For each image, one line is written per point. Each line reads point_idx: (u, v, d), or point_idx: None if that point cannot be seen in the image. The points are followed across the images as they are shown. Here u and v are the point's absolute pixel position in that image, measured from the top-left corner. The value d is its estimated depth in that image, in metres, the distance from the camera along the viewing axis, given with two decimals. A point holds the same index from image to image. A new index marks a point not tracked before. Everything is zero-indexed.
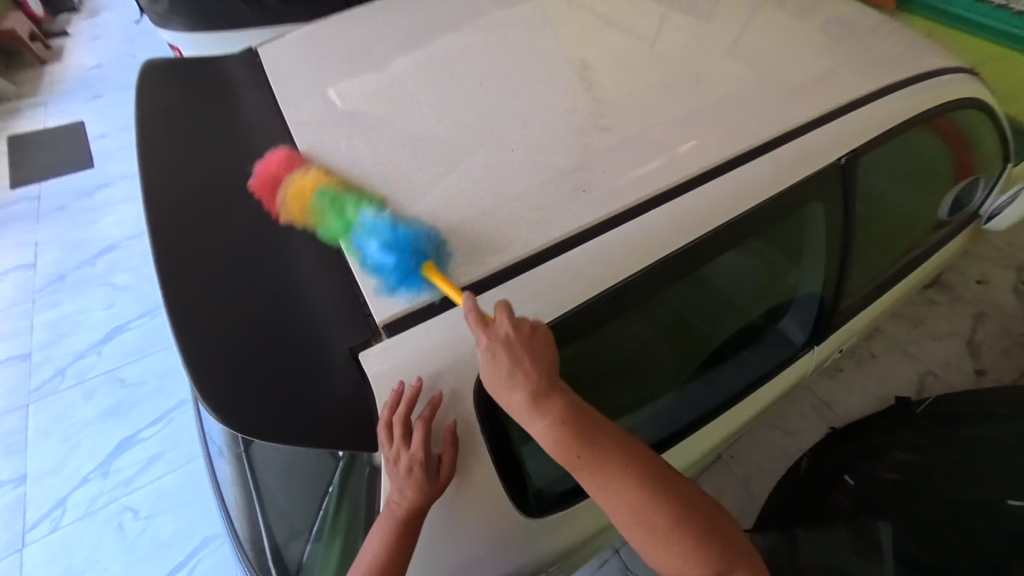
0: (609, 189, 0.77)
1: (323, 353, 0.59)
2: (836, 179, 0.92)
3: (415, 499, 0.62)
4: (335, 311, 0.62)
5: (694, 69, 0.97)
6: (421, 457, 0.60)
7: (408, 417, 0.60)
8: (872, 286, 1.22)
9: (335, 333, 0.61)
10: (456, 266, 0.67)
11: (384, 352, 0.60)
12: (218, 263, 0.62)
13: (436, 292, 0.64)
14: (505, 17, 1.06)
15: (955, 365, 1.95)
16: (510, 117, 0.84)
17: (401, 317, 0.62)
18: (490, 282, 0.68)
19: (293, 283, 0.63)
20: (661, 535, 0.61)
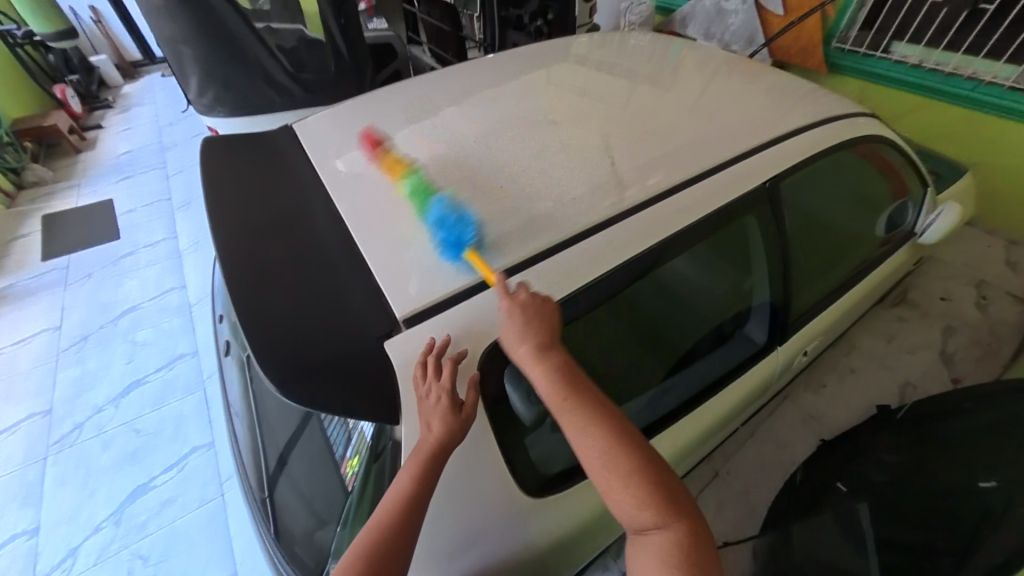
0: (577, 214, 0.97)
1: (359, 340, 0.76)
2: (765, 198, 1.13)
3: (442, 429, 0.74)
4: (366, 309, 0.79)
5: (646, 123, 1.22)
6: (449, 388, 0.74)
7: (439, 358, 0.76)
8: (820, 296, 1.40)
9: (370, 323, 0.77)
10: (457, 273, 0.85)
11: (406, 339, 0.77)
12: (272, 277, 0.78)
13: (438, 294, 0.81)
14: (490, 94, 1.33)
15: (932, 375, 2.06)
16: (495, 164, 1.06)
17: (419, 312, 0.79)
18: (483, 285, 0.84)
19: (334, 288, 0.80)
20: (619, 475, 0.71)
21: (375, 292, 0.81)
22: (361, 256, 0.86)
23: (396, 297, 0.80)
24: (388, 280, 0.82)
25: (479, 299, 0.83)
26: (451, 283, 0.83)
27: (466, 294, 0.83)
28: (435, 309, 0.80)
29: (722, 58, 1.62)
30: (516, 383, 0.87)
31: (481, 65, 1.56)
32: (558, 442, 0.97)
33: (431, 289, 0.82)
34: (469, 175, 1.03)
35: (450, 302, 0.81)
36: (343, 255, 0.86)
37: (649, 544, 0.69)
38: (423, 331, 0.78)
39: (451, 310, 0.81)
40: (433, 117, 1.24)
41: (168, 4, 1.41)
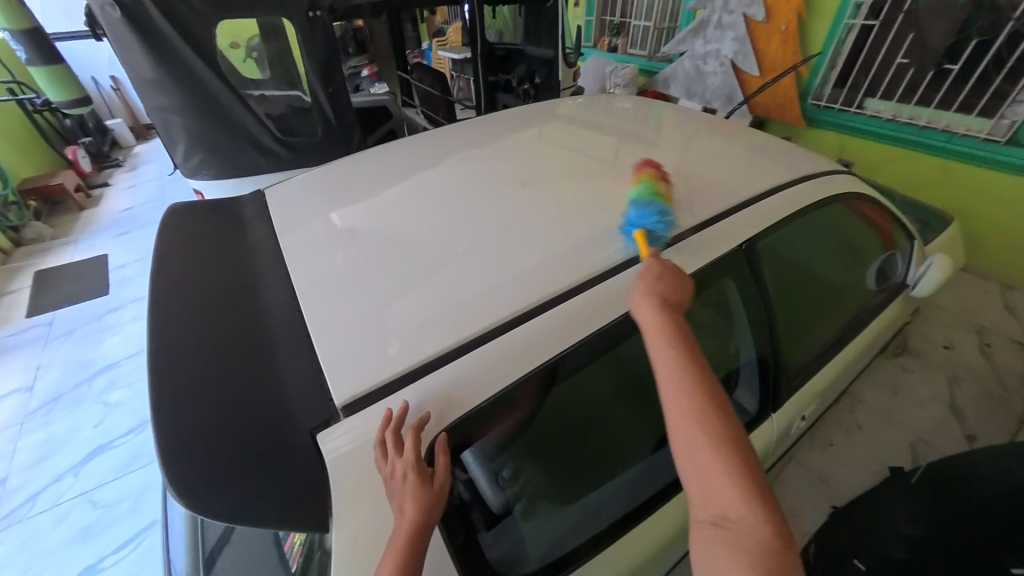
0: (548, 276, 0.90)
1: (286, 434, 0.63)
2: (742, 259, 1.09)
3: (416, 509, 0.62)
4: (304, 389, 0.66)
5: (620, 183, 1.21)
6: (415, 461, 0.64)
7: (399, 429, 0.66)
8: (810, 358, 1.34)
9: (302, 412, 0.64)
10: (415, 346, 0.75)
11: (346, 430, 0.65)
12: (202, 357, 0.69)
13: (389, 371, 0.72)
14: (466, 157, 1.34)
15: (944, 431, 1.93)
16: (463, 225, 1.03)
17: (361, 395, 0.69)
18: (439, 362, 0.75)
19: (270, 368, 0.69)
20: (700, 431, 0.65)
21: (317, 373, 0.70)
22: (307, 327, 0.76)
23: (338, 379, 0.69)
24: (331, 358, 0.72)
25: (433, 378, 0.73)
26: (402, 360, 0.73)
27: (418, 373, 0.73)
28: (383, 390, 0.70)
29: (700, 119, 1.66)
30: (481, 465, 0.82)
31: (462, 128, 1.60)
32: (532, 532, 0.89)
33: (379, 369, 0.72)
34: (436, 237, 0.99)
35: (399, 382, 0.71)
36: (287, 324, 0.76)
37: (721, 521, 0.59)
38: (376, 408, 0.68)
39: (399, 392, 0.70)
40: (408, 177, 1.23)
41: (159, 75, 1.50)
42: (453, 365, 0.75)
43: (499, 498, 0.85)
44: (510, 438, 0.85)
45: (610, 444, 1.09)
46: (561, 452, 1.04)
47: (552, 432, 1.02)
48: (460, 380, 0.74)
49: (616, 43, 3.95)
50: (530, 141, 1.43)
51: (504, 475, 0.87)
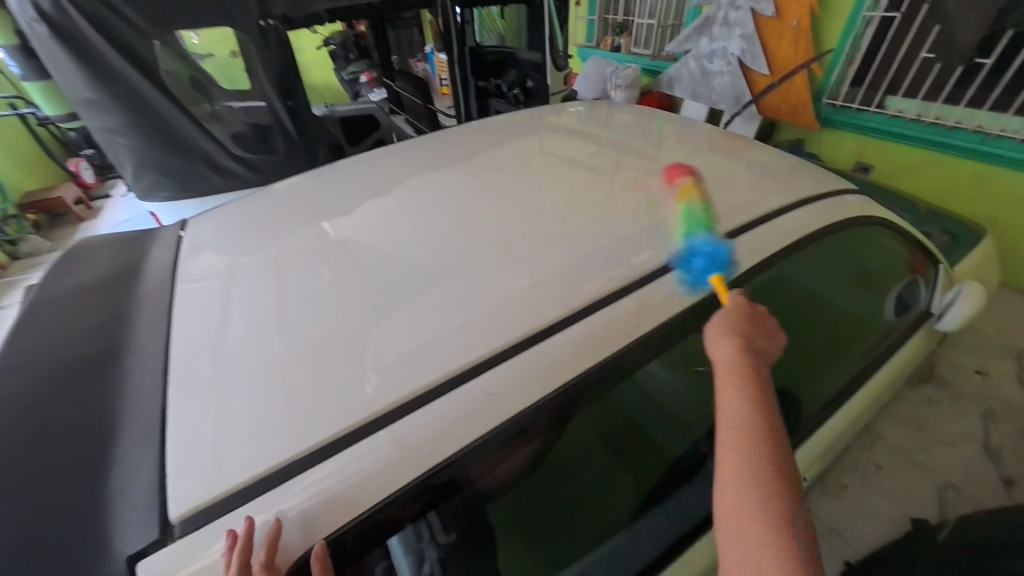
0: (481, 331, 0.75)
1: (102, 566, 0.51)
2: (717, 310, 0.91)
3: None
4: (134, 501, 0.56)
5: (590, 210, 1.04)
6: None
7: (247, 563, 0.52)
8: (821, 408, 1.17)
9: (122, 531, 0.54)
10: (286, 438, 0.60)
11: (172, 559, 0.52)
12: (34, 450, 0.60)
13: (247, 473, 0.58)
14: (418, 180, 1.17)
15: (978, 475, 1.71)
16: (387, 266, 0.87)
17: (202, 507, 0.55)
18: (312, 459, 0.60)
19: (100, 470, 0.58)
20: (744, 455, 0.65)
21: (155, 478, 0.57)
22: (162, 409, 0.64)
23: (177, 487, 0.56)
24: (179, 455, 0.59)
25: (301, 479, 0.58)
26: (264, 457, 0.59)
27: (280, 477, 0.58)
28: (238, 498, 0.56)
29: (705, 133, 1.50)
30: (404, 555, 0.69)
31: (426, 142, 1.44)
32: None
33: (235, 471, 0.58)
34: (347, 284, 0.83)
35: (253, 491, 0.57)
36: (140, 404, 0.65)
37: (752, 544, 0.59)
38: (212, 533, 0.54)
39: (248, 505, 0.56)
40: (348, 201, 1.08)
41: (98, 96, 1.49)
42: (328, 463, 0.60)
43: None
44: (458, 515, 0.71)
45: (579, 510, 0.94)
46: (558, 514, 0.91)
47: (541, 499, 0.88)
48: (337, 486, 0.59)
49: (620, 43, 3.76)
50: (497, 159, 1.27)
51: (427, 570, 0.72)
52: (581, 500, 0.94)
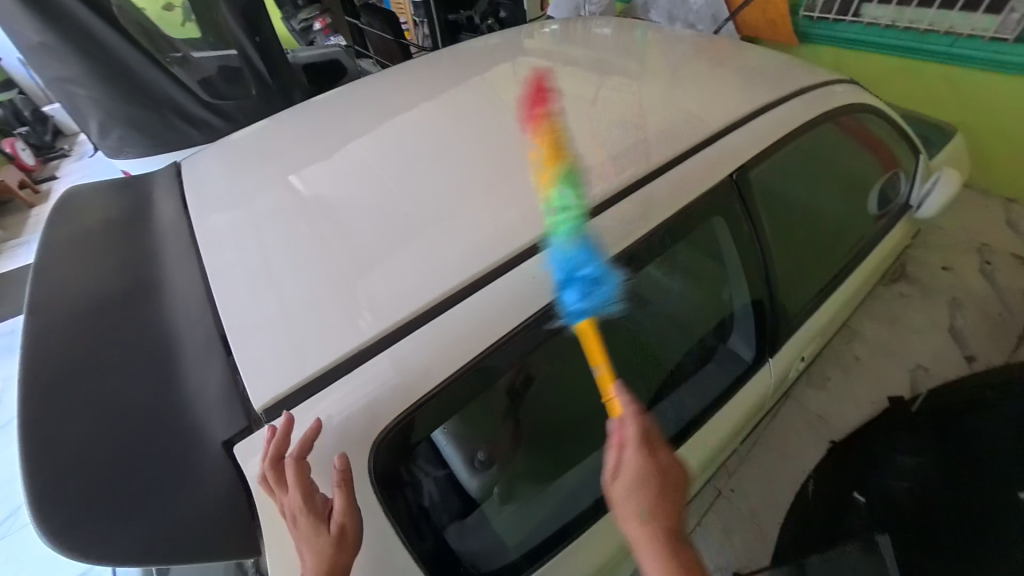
0: (506, 232, 0.82)
1: (200, 455, 0.60)
2: (732, 194, 0.98)
3: (312, 553, 0.57)
4: (217, 402, 0.63)
5: (595, 119, 1.05)
6: (300, 498, 0.57)
7: (280, 457, 0.58)
8: (815, 294, 1.25)
9: (213, 422, 0.62)
10: (354, 328, 0.68)
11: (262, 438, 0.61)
12: (101, 367, 0.64)
13: (331, 354, 0.66)
14: (412, 102, 1.15)
15: (944, 356, 1.89)
16: (411, 181, 0.90)
17: (281, 394, 0.63)
18: (374, 348, 0.68)
19: (173, 383, 0.64)
20: None
21: (229, 381, 0.64)
22: (218, 327, 0.68)
23: (253, 384, 0.63)
24: (246, 360, 0.65)
25: (364, 368, 0.66)
26: (316, 358, 0.65)
27: (345, 368, 0.66)
28: (312, 387, 0.64)
29: (690, 41, 1.47)
30: (455, 447, 0.77)
31: (413, 69, 1.37)
32: (509, 517, 0.83)
33: (302, 367, 0.65)
34: (365, 207, 0.85)
35: (325, 381, 0.65)
36: (195, 327, 0.69)
37: None
38: (294, 417, 0.62)
39: (325, 391, 0.64)
40: (346, 132, 1.06)
41: (46, 40, 1.37)
42: (386, 353, 0.67)
43: (479, 482, 0.80)
44: (495, 391, 0.77)
45: (596, 413, 0.99)
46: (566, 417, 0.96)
47: (554, 410, 0.94)
48: (403, 367, 0.67)
49: None
50: (488, 79, 1.23)
51: (481, 457, 0.81)
52: (599, 404, 1.00)
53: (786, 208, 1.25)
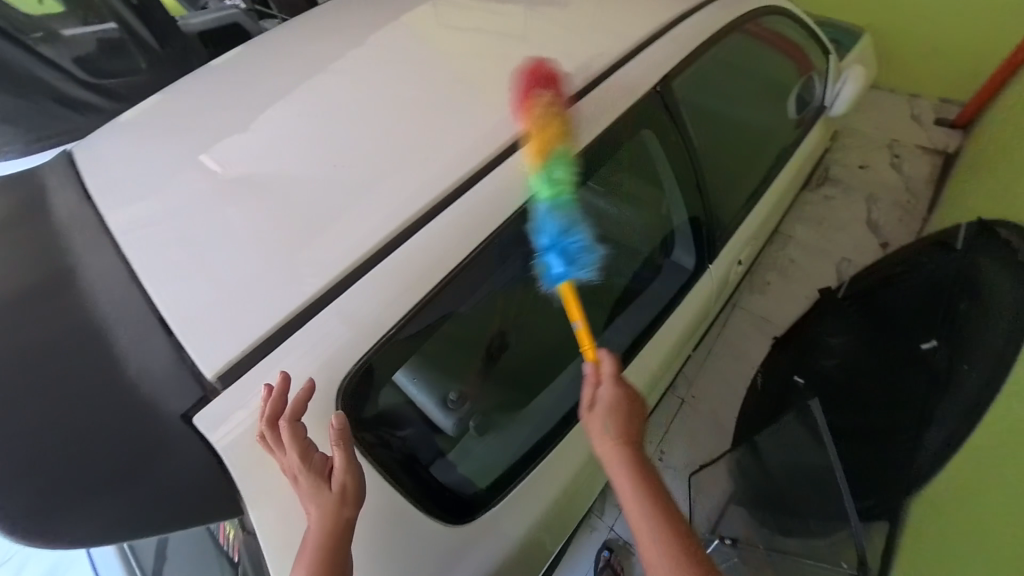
0: (439, 170, 0.82)
1: (161, 426, 0.62)
2: (658, 105, 1.00)
3: (314, 503, 0.64)
4: (167, 380, 0.64)
5: (517, 49, 1.03)
6: (297, 457, 0.63)
7: (275, 418, 0.63)
8: (746, 199, 1.33)
9: (166, 396, 0.63)
10: (297, 286, 0.70)
11: (216, 409, 0.63)
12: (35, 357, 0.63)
13: (284, 309, 0.68)
14: (319, 52, 1.06)
15: (864, 246, 2.09)
16: (335, 132, 0.87)
17: (235, 359, 0.65)
18: (323, 300, 0.70)
19: (117, 368, 0.64)
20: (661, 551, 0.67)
21: (173, 357, 0.65)
22: (152, 308, 0.68)
23: (202, 353, 0.65)
24: (190, 332, 0.66)
25: (318, 321, 0.69)
26: (264, 319, 0.67)
27: (297, 324, 0.68)
28: (269, 344, 0.67)
29: None
30: (424, 390, 0.80)
31: (319, 15, 1.25)
32: (488, 447, 0.88)
33: (251, 329, 0.66)
34: (287, 167, 0.82)
35: (279, 339, 0.67)
36: (128, 312, 0.68)
37: None
38: (252, 383, 0.65)
39: (285, 347, 0.67)
40: (251, 91, 0.97)
41: None
42: (340, 299, 0.70)
43: (454, 421, 0.84)
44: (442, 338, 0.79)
45: (560, 339, 1.02)
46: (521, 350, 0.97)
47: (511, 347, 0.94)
48: (360, 311, 0.70)
49: None
50: (397, 16, 1.14)
51: (452, 397, 0.85)
52: (562, 333, 1.03)
53: (715, 123, 1.28)
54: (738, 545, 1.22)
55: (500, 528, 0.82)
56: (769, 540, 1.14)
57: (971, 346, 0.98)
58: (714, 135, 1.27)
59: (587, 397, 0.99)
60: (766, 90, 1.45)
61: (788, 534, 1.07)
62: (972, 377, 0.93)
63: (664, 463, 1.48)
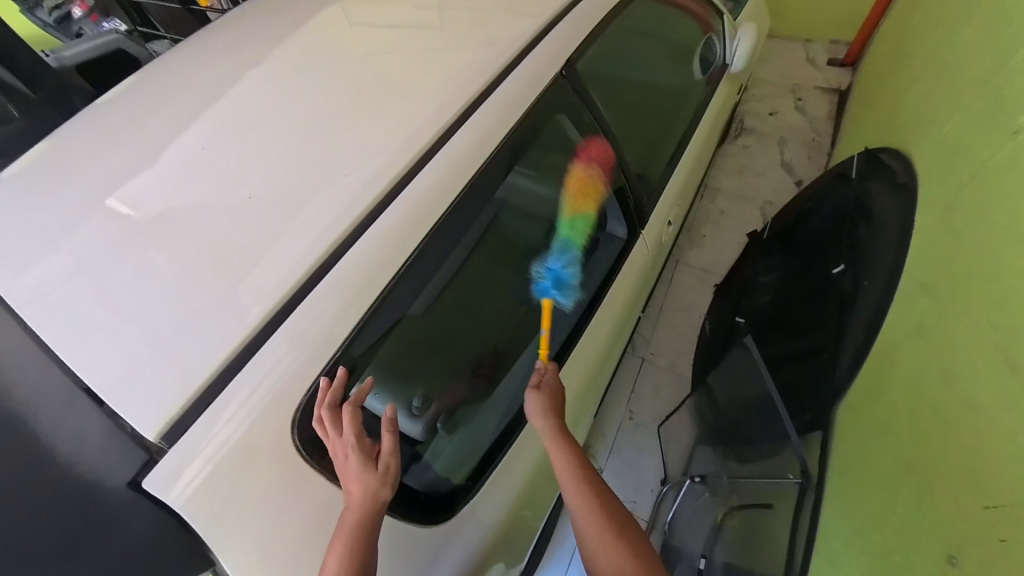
0: (359, 184, 0.81)
1: (111, 496, 0.63)
2: (566, 90, 1.03)
3: (359, 484, 0.70)
4: (108, 448, 0.63)
5: (420, 46, 1.02)
6: (353, 438, 0.71)
7: (336, 402, 0.71)
8: (668, 163, 1.40)
9: (110, 467, 0.63)
10: (230, 327, 0.69)
11: (164, 469, 0.63)
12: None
13: (220, 354, 0.67)
14: (211, 73, 1.00)
15: (782, 188, 2.26)
16: (242, 160, 0.83)
17: (176, 414, 0.64)
18: (260, 336, 0.69)
19: (52, 445, 0.64)
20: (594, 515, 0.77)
21: (111, 427, 0.64)
22: (77, 381, 0.65)
23: (139, 416, 0.63)
24: (123, 396, 0.64)
25: (257, 358, 0.68)
26: (200, 368, 0.66)
27: (239, 364, 0.68)
28: (210, 392, 0.66)
29: None
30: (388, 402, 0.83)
31: (207, 32, 1.17)
32: (460, 443, 0.92)
33: (187, 381, 0.65)
34: (197, 205, 0.79)
35: (221, 385, 0.66)
36: (48, 389, 0.66)
37: None
38: (201, 432, 0.65)
39: (228, 390, 0.66)
40: (140, 127, 0.91)
41: None
42: (277, 333, 0.70)
43: (423, 425, 0.88)
44: (390, 348, 0.83)
45: (514, 325, 1.06)
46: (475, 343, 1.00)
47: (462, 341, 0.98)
48: (300, 338, 0.71)
49: None
50: (290, 25, 1.09)
51: (417, 402, 0.88)
52: (514, 319, 1.07)
53: (628, 94, 1.34)
54: (707, 481, 1.32)
55: (478, 514, 0.88)
56: (728, 469, 1.24)
57: (870, 267, 1.11)
58: (627, 107, 1.33)
59: None
60: (669, 57, 1.53)
61: (745, 461, 1.17)
62: (871, 295, 1.06)
63: (634, 421, 1.56)
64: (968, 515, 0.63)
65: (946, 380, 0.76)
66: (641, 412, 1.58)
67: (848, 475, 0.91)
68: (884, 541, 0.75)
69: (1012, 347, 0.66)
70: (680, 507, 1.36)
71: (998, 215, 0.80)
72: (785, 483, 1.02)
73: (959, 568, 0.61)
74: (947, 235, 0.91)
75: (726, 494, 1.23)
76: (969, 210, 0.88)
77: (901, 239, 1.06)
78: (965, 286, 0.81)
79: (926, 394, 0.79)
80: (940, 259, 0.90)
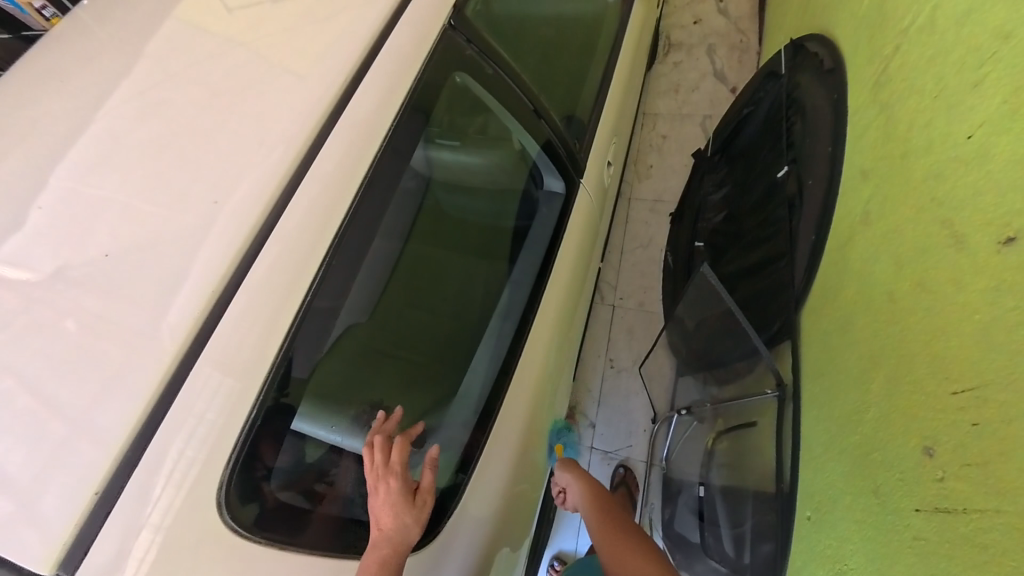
0: (238, 202, 0.68)
1: None
2: (458, 42, 0.92)
3: (394, 520, 0.70)
4: None
5: (275, 15, 0.85)
6: (401, 473, 0.71)
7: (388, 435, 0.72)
8: (593, 100, 1.32)
9: None
10: (116, 412, 0.58)
11: None
12: None
13: (110, 447, 0.57)
14: (16, 97, 0.80)
15: (718, 99, 2.20)
16: (81, 207, 0.69)
17: (76, 530, 0.56)
18: (159, 411, 0.59)
19: None
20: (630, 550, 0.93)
21: None
22: None
23: (23, 554, 0.55)
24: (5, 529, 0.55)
25: (168, 430, 0.59)
26: (92, 469, 0.57)
27: (136, 453, 0.58)
28: (119, 487, 0.57)
29: None
30: (343, 431, 0.77)
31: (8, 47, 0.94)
32: (435, 452, 0.86)
33: (76, 489, 0.56)
34: (34, 277, 0.65)
35: (119, 483, 0.57)
36: None
37: None
38: (123, 534, 0.57)
39: (142, 480, 0.58)
40: None
41: None
42: (181, 400, 0.60)
43: None
44: (333, 372, 0.76)
45: (466, 308, 1.00)
46: (430, 339, 0.93)
47: (415, 341, 0.91)
48: (214, 397, 0.62)
49: None
50: (105, 15, 0.88)
51: (378, 424, 0.80)
52: (465, 302, 1.00)
53: (532, 33, 1.23)
54: (693, 411, 1.32)
55: (470, 512, 0.88)
56: (711, 396, 1.25)
57: (811, 164, 1.08)
58: (534, 47, 1.22)
59: (512, 352, 0.98)
60: None
61: (725, 383, 1.18)
62: (816, 192, 1.03)
63: (616, 367, 1.60)
64: (938, 404, 0.63)
65: (899, 269, 0.74)
66: (620, 357, 1.61)
67: (820, 379, 0.91)
68: (861, 439, 0.76)
69: (962, 225, 0.64)
70: (673, 440, 1.39)
71: (929, 86, 0.76)
72: (764, 399, 1.04)
73: (937, 457, 0.62)
74: (881, 116, 0.88)
75: (712, 420, 1.24)
76: (899, 85, 0.84)
77: (836, 129, 1.02)
78: (904, 166, 0.78)
79: (882, 288, 0.77)
80: (878, 143, 0.87)
